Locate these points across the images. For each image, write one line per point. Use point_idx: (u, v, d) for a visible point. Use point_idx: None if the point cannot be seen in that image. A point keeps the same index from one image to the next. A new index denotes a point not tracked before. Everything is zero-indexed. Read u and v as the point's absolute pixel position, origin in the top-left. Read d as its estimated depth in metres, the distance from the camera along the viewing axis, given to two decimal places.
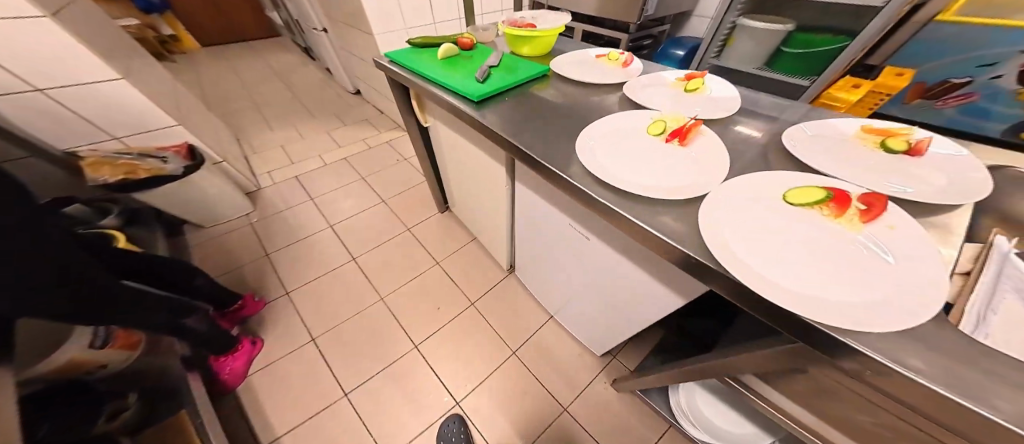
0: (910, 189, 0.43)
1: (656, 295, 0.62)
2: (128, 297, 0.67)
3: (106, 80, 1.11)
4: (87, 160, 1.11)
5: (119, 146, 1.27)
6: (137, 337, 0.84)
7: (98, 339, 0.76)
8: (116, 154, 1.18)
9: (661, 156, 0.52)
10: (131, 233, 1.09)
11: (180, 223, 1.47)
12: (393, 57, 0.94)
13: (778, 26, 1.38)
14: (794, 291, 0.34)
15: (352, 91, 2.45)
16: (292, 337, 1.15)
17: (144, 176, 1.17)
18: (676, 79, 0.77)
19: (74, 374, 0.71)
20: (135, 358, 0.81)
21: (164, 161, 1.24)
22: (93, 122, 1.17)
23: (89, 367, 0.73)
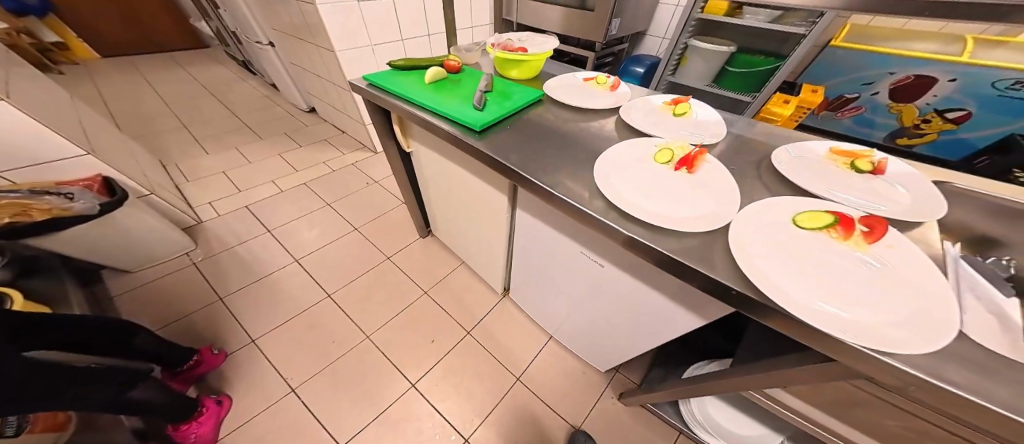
0: (887, 208, 0.50)
1: (675, 316, 0.64)
2: (54, 376, 0.53)
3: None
4: None
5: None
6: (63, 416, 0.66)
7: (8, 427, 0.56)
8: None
9: (677, 185, 0.57)
10: (31, 289, 0.86)
11: (96, 270, 1.21)
12: (376, 80, 0.92)
13: (724, 48, 1.59)
14: (835, 316, 0.38)
15: (305, 108, 2.25)
16: (261, 397, 0.99)
17: (43, 218, 0.94)
18: (663, 103, 0.85)
19: None
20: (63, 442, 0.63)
21: (71, 198, 1.01)
22: None
23: None
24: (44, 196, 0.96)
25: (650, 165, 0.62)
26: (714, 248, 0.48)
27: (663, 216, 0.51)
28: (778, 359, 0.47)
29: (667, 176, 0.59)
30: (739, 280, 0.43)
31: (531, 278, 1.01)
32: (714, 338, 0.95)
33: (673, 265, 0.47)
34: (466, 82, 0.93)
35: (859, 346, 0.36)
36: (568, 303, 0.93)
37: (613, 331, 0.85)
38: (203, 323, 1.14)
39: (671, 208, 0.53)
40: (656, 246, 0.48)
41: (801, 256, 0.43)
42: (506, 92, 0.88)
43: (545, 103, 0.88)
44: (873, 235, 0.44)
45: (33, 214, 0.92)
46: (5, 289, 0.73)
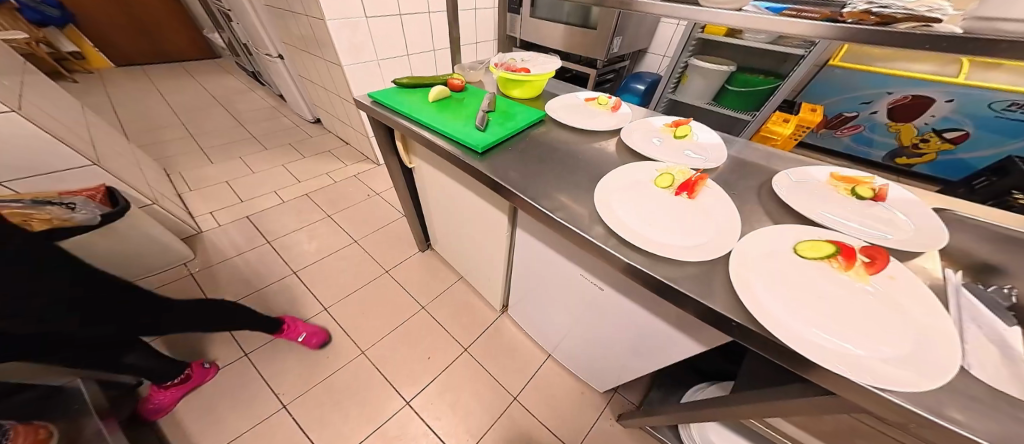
0: (890, 236, 0.50)
1: (674, 342, 0.63)
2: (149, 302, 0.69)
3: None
4: None
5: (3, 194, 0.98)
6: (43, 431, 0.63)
7: None
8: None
9: (677, 211, 0.57)
10: None
11: None
12: (381, 97, 0.94)
13: (723, 68, 1.62)
14: (835, 349, 0.37)
15: (310, 119, 2.29)
16: (251, 413, 0.97)
17: (42, 228, 0.88)
18: (664, 125, 0.86)
19: None
20: None
21: (71, 208, 0.97)
22: None
23: None
24: (44, 206, 0.91)
25: (650, 189, 0.63)
26: (712, 275, 0.47)
27: (662, 244, 0.51)
28: (777, 390, 0.46)
29: (667, 201, 0.59)
30: (737, 308, 0.42)
31: (529, 296, 1.00)
32: (715, 360, 0.94)
33: (671, 293, 0.47)
34: (469, 101, 0.95)
35: (864, 383, 0.34)
36: (566, 322, 0.92)
37: (611, 352, 0.84)
38: (199, 336, 1.12)
39: (670, 235, 0.53)
40: (654, 273, 0.48)
41: (800, 286, 0.43)
42: (508, 112, 0.89)
43: (546, 123, 0.89)
44: (875, 266, 0.43)
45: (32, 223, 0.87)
46: None
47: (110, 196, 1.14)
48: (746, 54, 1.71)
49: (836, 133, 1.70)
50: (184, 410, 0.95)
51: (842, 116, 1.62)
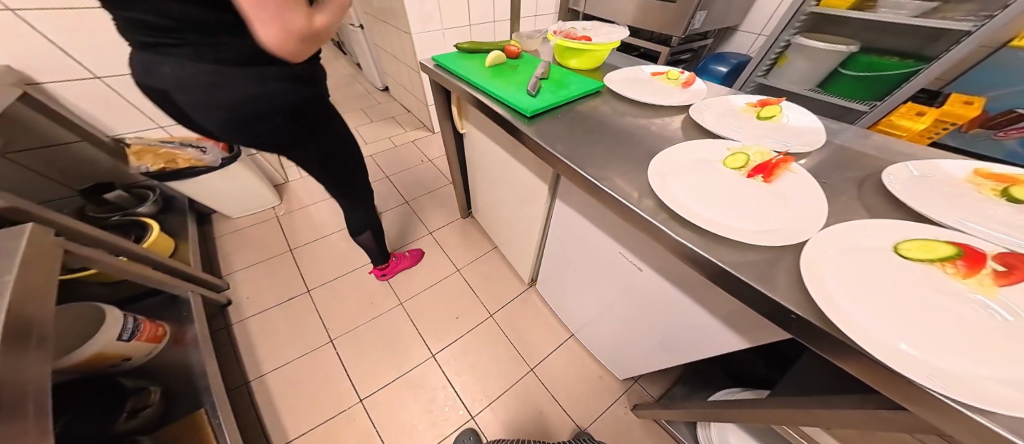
0: None
1: (710, 332, 0.57)
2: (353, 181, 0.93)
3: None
4: (134, 147, 1.21)
5: (163, 135, 1.34)
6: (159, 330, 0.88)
7: (125, 332, 0.78)
8: (161, 142, 1.26)
9: (744, 193, 0.49)
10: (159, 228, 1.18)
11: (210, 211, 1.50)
12: (441, 61, 0.97)
13: (839, 48, 1.33)
14: (923, 357, 0.29)
15: (380, 88, 2.46)
16: (308, 338, 1.12)
17: (183, 166, 1.25)
18: (747, 104, 0.74)
19: (104, 367, 0.74)
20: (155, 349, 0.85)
21: (204, 151, 1.30)
22: (140, 108, 1.24)
23: (117, 360, 0.77)
24: (187, 149, 1.28)
25: (716, 168, 0.55)
26: (776, 263, 0.40)
27: (721, 225, 0.44)
28: (825, 396, 0.39)
29: (733, 182, 0.51)
30: (802, 302, 0.36)
31: (560, 272, 0.98)
32: (751, 362, 0.82)
33: (721, 279, 0.41)
34: (524, 68, 0.92)
35: (955, 402, 0.27)
36: (597, 304, 0.88)
37: (640, 340, 0.79)
38: (277, 267, 1.34)
39: (733, 216, 0.46)
40: (704, 254, 0.42)
41: (891, 286, 0.34)
42: (563, 82, 0.84)
43: (603, 94, 0.83)
44: (1011, 277, 0.32)
45: (179, 162, 1.26)
46: (151, 223, 1.14)
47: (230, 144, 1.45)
48: (876, 30, 1.37)
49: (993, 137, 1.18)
50: (262, 324, 1.15)
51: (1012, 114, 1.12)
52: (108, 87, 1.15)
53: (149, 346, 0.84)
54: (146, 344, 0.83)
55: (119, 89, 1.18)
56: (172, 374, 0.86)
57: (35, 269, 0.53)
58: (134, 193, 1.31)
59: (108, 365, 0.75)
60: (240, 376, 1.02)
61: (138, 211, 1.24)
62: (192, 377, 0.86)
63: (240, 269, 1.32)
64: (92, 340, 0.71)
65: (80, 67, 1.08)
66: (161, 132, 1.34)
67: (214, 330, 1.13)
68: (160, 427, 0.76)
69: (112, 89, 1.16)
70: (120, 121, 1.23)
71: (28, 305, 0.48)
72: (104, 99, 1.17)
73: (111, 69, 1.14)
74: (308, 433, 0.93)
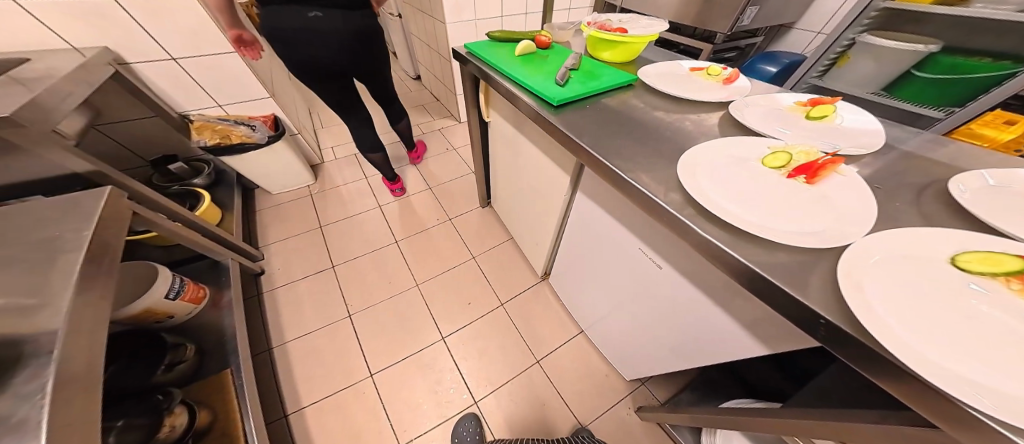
0: None
1: (727, 334, 0.55)
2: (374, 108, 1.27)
3: (222, 53, 1.30)
4: (196, 123, 1.32)
5: (220, 113, 1.45)
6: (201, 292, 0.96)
7: (172, 290, 0.87)
8: (219, 120, 1.37)
9: (782, 195, 0.45)
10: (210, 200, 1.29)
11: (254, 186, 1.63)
12: (472, 48, 0.97)
13: (914, 48, 1.18)
14: (972, 378, 0.26)
15: (413, 77, 2.53)
16: (330, 311, 1.19)
17: (235, 143, 1.35)
18: (796, 103, 0.68)
19: (152, 320, 0.83)
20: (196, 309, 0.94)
21: (253, 129, 1.41)
22: (204, 88, 1.35)
23: (162, 315, 0.86)
24: (239, 126, 1.38)
25: (751, 166, 0.51)
26: (809, 267, 0.37)
27: (753, 224, 0.41)
28: (843, 408, 0.36)
29: (769, 182, 0.48)
30: (833, 307, 0.33)
31: (575, 266, 0.97)
32: (761, 368, 0.77)
33: (745, 279, 0.39)
34: (554, 58, 0.90)
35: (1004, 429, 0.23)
36: (611, 301, 0.86)
37: (655, 343, 0.76)
38: (308, 242, 1.43)
39: (767, 216, 0.42)
40: (730, 253, 0.40)
41: (940, 298, 0.30)
42: (594, 73, 0.81)
43: (635, 86, 0.79)
44: None
45: (232, 138, 1.36)
46: (202, 194, 1.25)
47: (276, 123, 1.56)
48: (962, 28, 1.20)
49: None
50: (291, 293, 1.24)
51: None
52: (180, 68, 1.26)
53: (190, 307, 0.92)
54: (188, 303, 0.91)
55: (190, 70, 1.28)
56: (213, 330, 0.95)
57: (108, 225, 0.60)
58: (192, 165, 1.45)
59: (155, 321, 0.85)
60: (265, 342, 1.10)
61: (192, 182, 1.36)
62: (228, 334, 0.94)
63: (276, 241, 1.43)
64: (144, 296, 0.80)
65: (159, 48, 1.19)
66: (217, 110, 1.44)
67: (248, 296, 1.22)
68: (192, 382, 0.84)
69: (184, 70, 1.27)
70: (186, 99, 1.34)
71: (97, 256, 0.55)
72: (176, 80, 1.28)
73: (183, 48, 1.23)
74: (324, 397, 0.99)
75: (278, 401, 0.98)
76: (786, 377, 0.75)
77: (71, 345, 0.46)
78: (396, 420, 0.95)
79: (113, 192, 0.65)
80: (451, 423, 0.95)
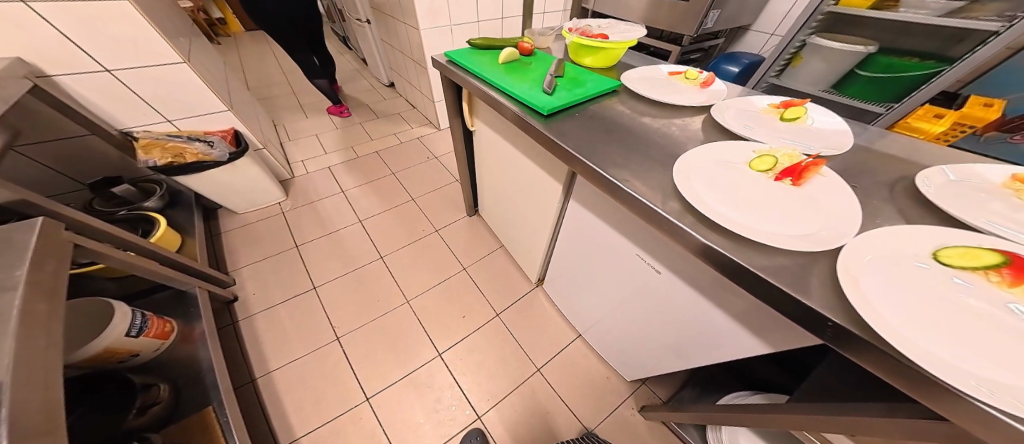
0: None
1: (731, 339, 0.56)
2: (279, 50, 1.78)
3: (170, 64, 1.18)
4: (141, 141, 1.20)
5: (169, 129, 1.32)
6: (168, 327, 0.87)
7: (134, 328, 0.77)
8: (168, 137, 1.25)
9: (774, 197, 0.48)
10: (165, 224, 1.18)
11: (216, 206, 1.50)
12: (452, 57, 0.96)
13: (856, 48, 1.29)
14: (969, 368, 0.28)
15: (386, 84, 2.45)
16: (316, 335, 1.12)
17: (190, 161, 1.24)
18: (770, 105, 0.72)
19: (112, 362, 0.74)
20: (163, 347, 0.84)
21: (211, 146, 1.30)
22: (150, 103, 1.22)
23: (125, 355, 0.76)
24: (195, 143, 1.26)
25: (741, 170, 0.53)
26: (809, 269, 0.39)
27: (752, 229, 0.43)
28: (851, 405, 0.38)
29: (760, 185, 0.50)
30: (838, 307, 0.35)
31: (570, 273, 0.97)
32: (765, 368, 0.80)
33: (751, 284, 0.40)
34: (538, 65, 0.90)
35: (1004, 415, 0.26)
36: (609, 305, 0.86)
37: (654, 343, 0.78)
38: (282, 264, 1.33)
39: (766, 220, 0.44)
40: (738, 259, 0.41)
41: (931, 293, 0.33)
42: (579, 80, 0.82)
43: (619, 92, 0.81)
44: None
45: (186, 156, 1.24)
46: (157, 218, 1.13)
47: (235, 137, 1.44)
48: (896, 30, 1.34)
49: (1008, 138, 1.13)
50: (268, 321, 1.15)
51: None
52: (117, 80, 1.12)
53: (158, 343, 0.83)
54: (155, 340, 0.82)
55: (128, 83, 1.15)
56: (181, 370, 0.86)
57: (48, 267, 0.52)
58: (141, 187, 1.30)
59: (118, 361, 0.75)
60: (247, 374, 1.01)
61: (144, 205, 1.23)
62: (203, 370, 0.86)
63: (246, 264, 1.32)
64: (102, 335, 0.70)
65: (88, 59, 1.05)
66: (166, 125, 1.30)
67: (221, 327, 1.12)
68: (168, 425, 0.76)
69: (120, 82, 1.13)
70: (128, 116, 1.21)
71: (39, 299, 0.47)
72: (114, 95, 1.15)
73: (120, 59, 1.10)
74: (315, 429, 0.92)
75: (265, 438, 0.90)
76: (783, 370, 0.79)
77: (21, 410, 0.39)
78: None
79: (48, 223, 0.56)
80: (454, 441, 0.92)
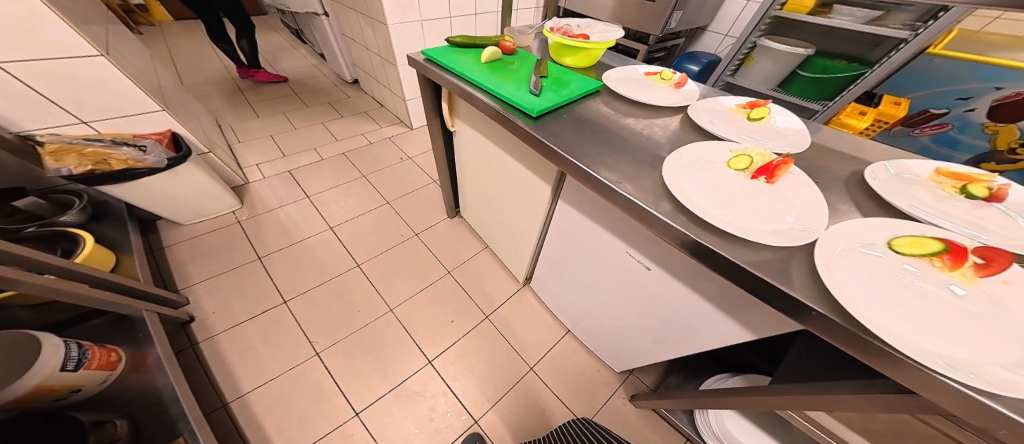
0: (984, 236, 0.43)
1: (717, 331, 0.61)
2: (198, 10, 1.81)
3: (89, 57, 1.01)
4: (49, 147, 1.01)
5: (85, 132, 1.12)
6: (115, 356, 0.76)
7: (72, 359, 0.66)
8: (86, 141, 1.07)
9: (755, 194, 0.52)
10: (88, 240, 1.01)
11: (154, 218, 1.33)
12: (429, 54, 0.92)
13: (798, 51, 1.44)
14: (927, 344, 0.33)
15: (348, 80, 2.30)
16: (292, 352, 1.04)
17: (119, 169, 1.07)
18: (737, 105, 0.77)
19: (49, 399, 0.63)
20: (109, 379, 0.74)
21: (143, 150, 1.13)
22: (58, 104, 1.03)
23: (65, 391, 0.65)
24: (122, 147, 1.09)
25: (722, 169, 0.57)
26: (791, 262, 0.43)
27: (741, 226, 0.46)
28: (831, 382, 0.43)
29: (740, 183, 0.54)
30: (819, 295, 0.39)
31: (558, 272, 0.99)
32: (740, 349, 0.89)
33: (742, 276, 0.44)
34: (521, 65, 0.89)
35: (954, 382, 0.31)
36: (597, 301, 0.89)
37: (642, 335, 0.82)
38: (244, 279, 1.21)
39: (751, 216, 0.48)
40: (732, 256, 0.44)
41: (893, 278, 0.38)
42: (563, 80, 0.83)
43: (601, 93, 0.83)
44: (989, 269, 0.37)
45: (111, 163, 1.08)
46: (82, 235, 0.97)
47: (174, 140, 1.29)
48: (830, 36, 1.50)
49: (913, 132, 1.34)
50: (231, 342, 1.04)
51: (928, 113, 1.29)
52: (11, 76, 0.93)
53: (104, 373, 0.73)
54: (100, 371, 0.72)
55: (24, 79, 0.95)
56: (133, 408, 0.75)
57: None
58: (53, 199, 1.10)
59: (56, 399, 0.64)
60: (213, 401, 0.92)
61: (62, 219, 1.04)
62: (163, 403, 0.76)
63: (200, 282, 1.19)
64: (34, 370, 0.60)
65: None
66: (82, 127, 1.11)
67: (177, 351, 1.00)
68: None
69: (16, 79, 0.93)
70: (33, 117, 1.01)
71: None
72: (10, 94, 0.95)
73: (15, 51, 0.90)
74: None
75: None
76: (757, 353, 0.88)
77: None
78: None
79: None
80: None
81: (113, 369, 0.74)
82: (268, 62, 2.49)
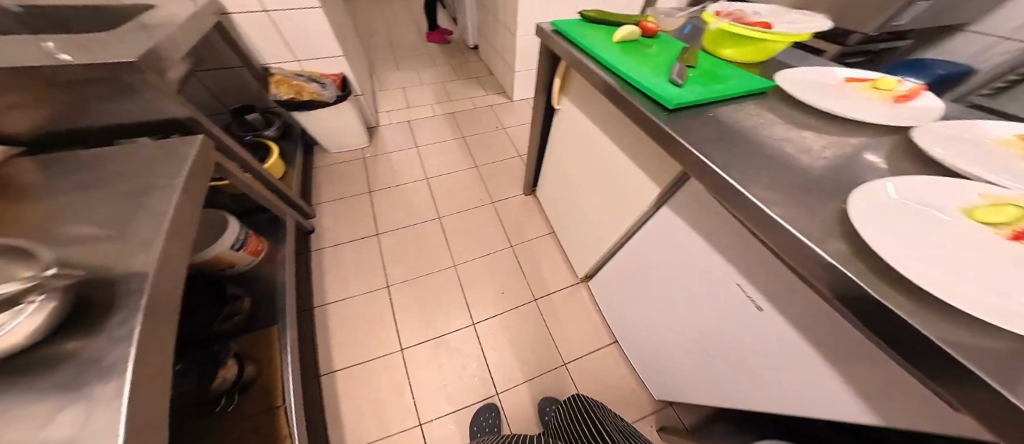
0: None
1: (827, 402, 0.45)
2: None
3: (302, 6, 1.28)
4: (275, 76, 1.34)
5: (295, 68, 1.45)
6: (260, 246, 0.98)
7: (238, 242, 0.88)
8: (295, 75, 1.38)
9: (1001, 257, 0.32)
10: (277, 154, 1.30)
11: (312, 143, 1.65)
12: (559, 26, 0.85)
13: None
14: None
15: (472, 46, 2.41)
16: (369, 279, 1.19)
17: (307, 100, 1.35)
18: (1013, 138, 0.49)
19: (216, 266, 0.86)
20: (254, 263, 0.96)
21: (324, 87, 1.39)
22: (286, 42, 1.35)
23: (226, 264, 0.88)
24: (312, 83, 1.37)
25: (948, 216, 0.36)
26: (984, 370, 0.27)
27: (953, 290, 0.29)
28: None
29: (975, 238, 0.34)
30: None
31: (638, 272, 0.83)
32: None
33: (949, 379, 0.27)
34: (660, 50, 0.76)
35: None
36: (665, 317, 0.75)
37: (699, 356, 0.68)
38: (352, 206, 1.43)
39: (984, 284, 0.30)
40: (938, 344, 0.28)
41: None
42: (716, 74, 0.66)
43: (770, 94, 0.64)
44: None
45: (304, 94, 1.36)
46: (272, 149, 1.25)
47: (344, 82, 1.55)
48: None
49: None
50: (332, 258, 1.25)
51: None
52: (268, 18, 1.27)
53: (250, 258, 0.94)
54: (249, 255, 0.93)
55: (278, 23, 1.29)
56: (259, 284, 0.97)
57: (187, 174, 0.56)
58: (264, 116, 1.46)
59: (220, 268, 0.87)
60: (308, 300, 1.13)
61: (265, 133, 1.37)
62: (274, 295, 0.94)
63: (324, 201, 1.44)
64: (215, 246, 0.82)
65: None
66: (294, 65, 1.44)
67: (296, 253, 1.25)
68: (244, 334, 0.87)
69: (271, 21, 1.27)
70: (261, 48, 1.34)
71: (188, 205, 0.50)
72: (257, 29, 1.28)
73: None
74: (352, 367, 0.99)
75: (312, 365, 0.99)
76: None
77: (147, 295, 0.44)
78: (419, 400, 0.93)
79: (205, 140, 0.59)
80: (469, 410, 0.92)
81: (257, 257, 0.96)
82: (414, 25, 2.78)
